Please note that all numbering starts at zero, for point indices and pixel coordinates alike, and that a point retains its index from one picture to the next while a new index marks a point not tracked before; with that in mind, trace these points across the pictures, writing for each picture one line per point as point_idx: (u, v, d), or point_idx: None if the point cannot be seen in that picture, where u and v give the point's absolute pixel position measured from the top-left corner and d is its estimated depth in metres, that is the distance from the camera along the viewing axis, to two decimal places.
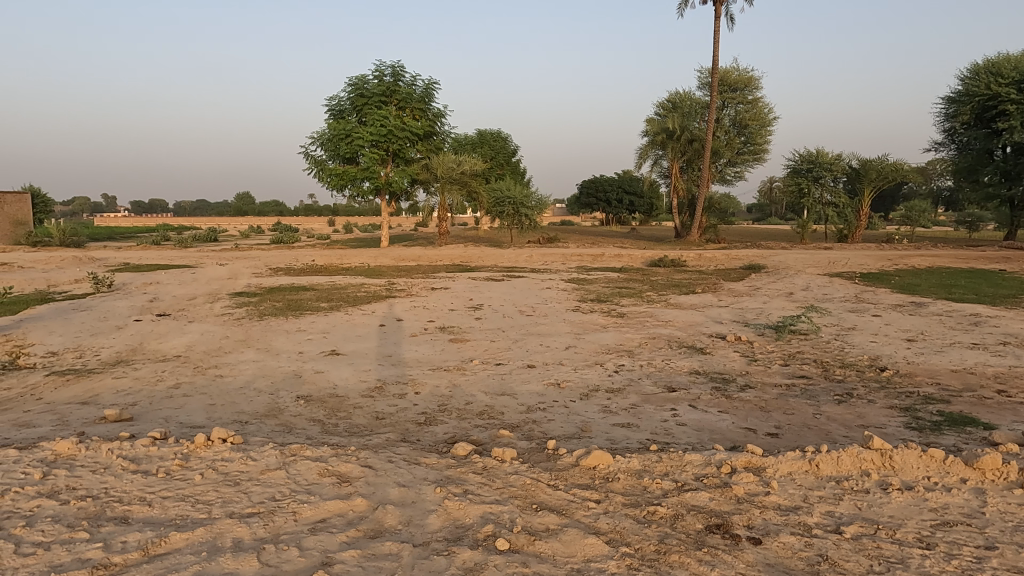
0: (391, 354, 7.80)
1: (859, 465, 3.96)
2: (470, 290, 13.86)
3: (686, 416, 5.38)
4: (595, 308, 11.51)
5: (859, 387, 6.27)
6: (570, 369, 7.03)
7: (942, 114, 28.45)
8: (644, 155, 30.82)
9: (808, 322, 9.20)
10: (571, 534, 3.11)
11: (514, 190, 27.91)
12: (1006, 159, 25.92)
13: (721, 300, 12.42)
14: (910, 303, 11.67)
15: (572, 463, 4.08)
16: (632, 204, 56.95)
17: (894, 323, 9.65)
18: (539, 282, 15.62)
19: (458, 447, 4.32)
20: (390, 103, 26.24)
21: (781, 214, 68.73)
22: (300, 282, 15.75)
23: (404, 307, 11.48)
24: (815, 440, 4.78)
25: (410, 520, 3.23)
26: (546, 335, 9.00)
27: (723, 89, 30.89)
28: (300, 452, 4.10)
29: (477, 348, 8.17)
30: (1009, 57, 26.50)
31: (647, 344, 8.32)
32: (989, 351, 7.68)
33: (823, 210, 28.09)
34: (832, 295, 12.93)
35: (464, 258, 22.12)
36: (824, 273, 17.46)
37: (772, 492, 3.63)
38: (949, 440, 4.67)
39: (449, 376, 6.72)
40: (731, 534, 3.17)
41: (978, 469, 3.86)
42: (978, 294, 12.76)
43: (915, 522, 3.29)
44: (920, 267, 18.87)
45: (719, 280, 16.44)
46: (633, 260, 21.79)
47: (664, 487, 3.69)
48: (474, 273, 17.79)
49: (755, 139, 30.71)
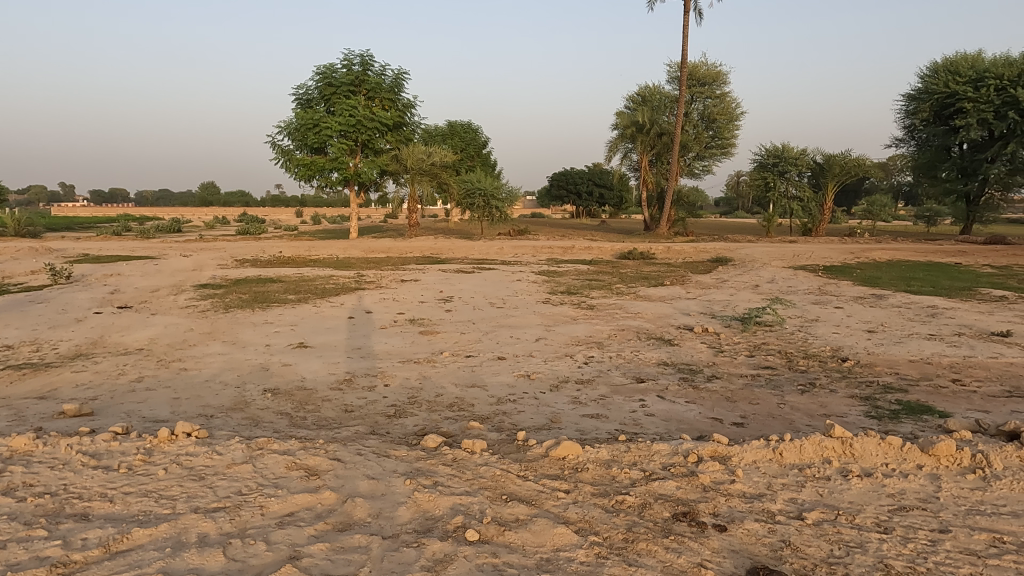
0: (360, 346, 7.74)
1: (821, 453, 4.07)
2: (440, 282, 13.82)
3: (654, 406, 5.45)
4: (565, 300, 11.58)
5: (822, 376, 6.45)
6: (540, 361, 7.06)
7: (902, 111, 29.16)
8: (614, 148, 31.04)
9: (773, 314, 9.40)
10: (541, 524, 3.13)
11: (484, 182, 27.87)
12: (963, 155, 26.86)
13: (688, 293, 12.60)
14: (871, 295, 11.97)
15: (542, 454, 4.10)
16: (603, 197, 57.60)
17: (855, 315, 9.91)
18: (509, 275, 15.65)
19: (428, 439, 4.30)
20: (359, 93, 25.96)
21: (749, 206, 70.11)
22: (267, 273, 15.54)
23: (373, 299, 11.42)
24: (780, 429, 4.89)
25: (379, 513, 3.21)
26: (516, 327, 9.03)
27: (691, 83, 31.17)
28: (267, 446, 4.04)
29: (447, 340, 8.18)
30: (966, 55, 27.29)
31: (616, 336, 8.40)
32: (944, 342, 7.92)
33: (788, 203, 28.62)
34: (796, 287, 13.25)
35: (435, 250, 22.00)
36: (789, 265, 17.87)
37: (737, 480, 3.70)
38: (906, 428, 4.82)
39: (420, 369, 6.68)
40: (698, 522, 3.22)
41: (934, 455, 3.99)
42: (935, 287, 13.20)
43: (873, 507, 3.39)
44: (880, 260, 19.41)
45: (687, 272, 16.68)
46: (603, 252, 21.95)
47: (631, 477, 3.74)
48: (444, 265, 17.75)
49: (723, 133, 31.00)
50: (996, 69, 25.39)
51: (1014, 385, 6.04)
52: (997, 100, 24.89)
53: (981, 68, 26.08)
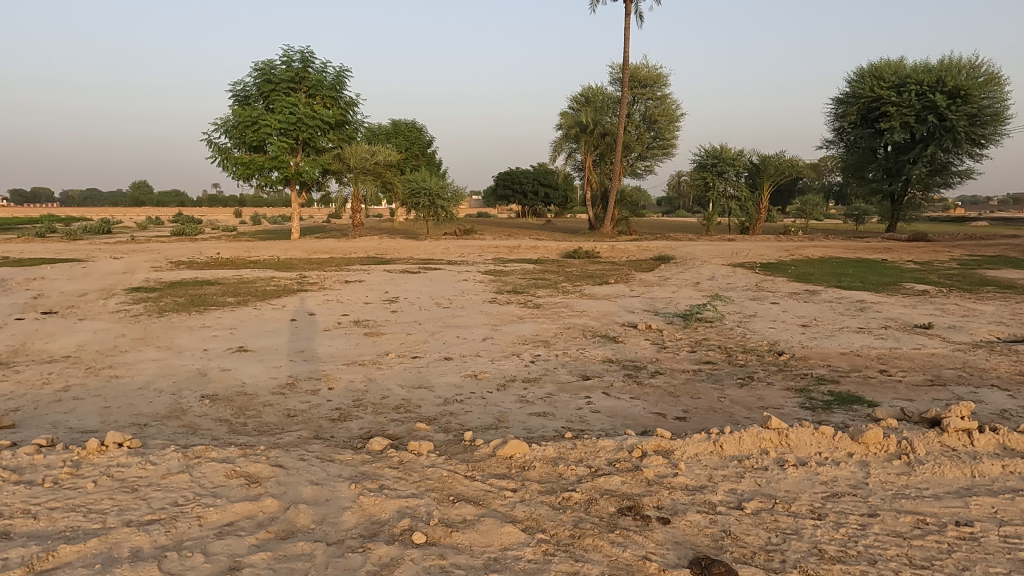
0: (303, 349, 7.57)
1: (759, 444, 4.20)
2: (386, 283, 13.63)
3: (600, 403, 5.53)
4: (511, 299, 11.60)
5: (760, 370, 6.66)
6: (487, 360, 7.05)
7: (831, 114, 30.29)
8: (558, 149, 31.32)
9: (713, 310, 9.66)
10: (488, 524, 3.13)
11: (429, 181, 27.71)
12: (888, 157, 28.27)
13: (632, 290, 12.83)
14: (804, 291, 12.43)
15: (489, 453, 4.10)
16: (548, 197, 58.05)
17: (790, 310, 10.29)
18: (455, 274, 15.57)
19: (373, 442, 4.24)
20: (299, 90, 25.38)
21: (689, 205, 71.92)
22: (204, 275, 15.03)
23: (316, 301, 11.19)
24: (720, 422, 5.03)
25: (323, 519, 3.15)
26: (463, 327, 9.00)
27: (633, 84, 31.71)
28: (204, 454, 3.90)
29: (393, 341, 8.07)
30: (889, 61, 28.54)
31: (562, 334, 8.47)
32: (873, 334, 8.31)
33: (727, 203, 29.61)
34: (735, 284, 13.66)
35: (379, 250, 21.70)
36: (727, 263, 18.40)
37: (680, 473, 3.79)
38: (838, 417, 5.04)
39: (365, 371, 6.58)
40: (642, 515, 3.28)
41: (863, 443, 4.18)
42: (864, 282, 13.81)
43: (809, 495, 3.53)
44: (813, 257, 20.20)
45: (631, 270, 16.96)
46: (548, 251, 22.09)
47: (578, 473, 3.78)
48: (390, 266, 17.53)
49: (664, 134, 31.69)
50: (916, 76, 26.85)
51: (935, 374, 6.39)
52: (918, 104, 26.46)
53: (902, 73, 27.42)
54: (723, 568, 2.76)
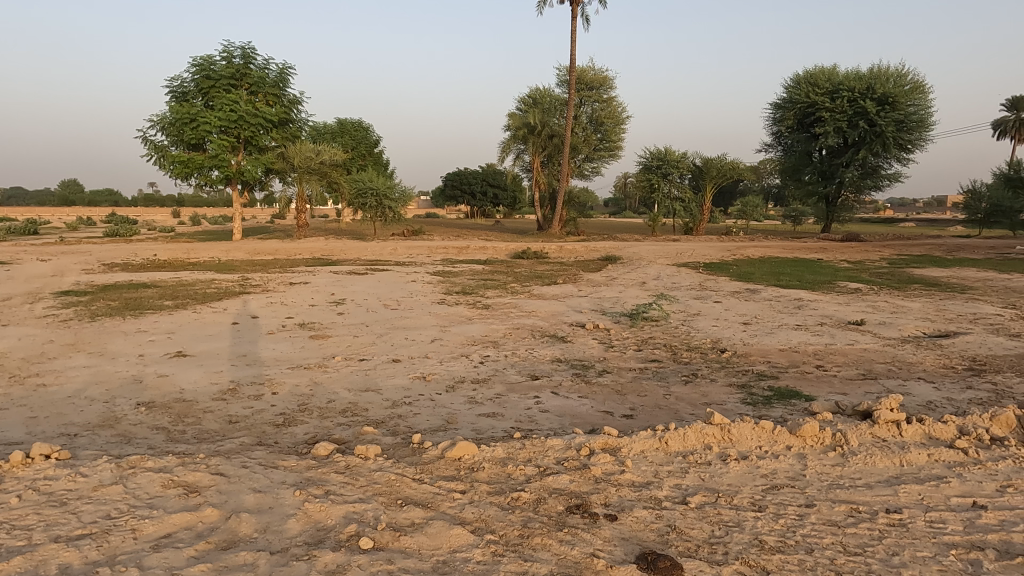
0: (246, 354, 7.36)
1: (703, 440, 4.30)
2: (332, 285, 13.40)
3: (549, 402, 5.57)
4: (460, 300, 11.56)
5: (704, 367, 6.83)
6: (435, 362, 7.00)
7: (770, 118, 31.34)
8: (506, 149, 31.39)
9: (659, 310, 9.85)
10: (437, 526, 3.10)
11: (376, 181, 27.37)
12: (823, 160, 29.41)
13: (580, 290, 12.98)
14: (745, 290, 12.81)
15: (438, 456, 4.07)
16: (497, 197, 58.15)
17: (733, 308, 10.59)
18: (404, 275, 15.40)
19: (318, 447, 4.16)
20: (240, 87, 24.68)
21: (636, 206, 73.23)
22: (140, 278, 14.46)
23: (259, 303, 10.91)
24: (666, 419, 5.14)
25: (266, 527, 3.07)
26: (412, 329, 8.91)
27: (580, 87, 32.04)
28: (139, 464, 3.75)
29: (339, 344, 7.93)
30: (823, 68, 29.68)
31: (511, 335, 8.50)
32: (809, 331, 8.63)
33: (671, 204, 29.91)
34: (680, 284, 13.98)
35: (325, 251, 21.32)
36: (672, 263, 18.82)
37: (627, 470, 3.84)
38: (778, 412, 5.20)
39: (310, 374, 6.45)
40: (590, 513, 3.31)
41: (801, 436, 4.33)
42: (802, 281, 14.33)
43: (749, 488, 3.63)
44: (753, 257, 20.84)
45: (579, 270, 17.17)
46: (497, 252, 22.12)
47: (527, 473, 3.79)
48: (336, 267, 17.24)
49: (610, 136, 32.17)
50: (848, 83, 27.98)
51: (867, 369, 6.68)
52: (850, 111, 27.61)
53: (836, 80, 28.54)
54: (668, 562, 2.81)
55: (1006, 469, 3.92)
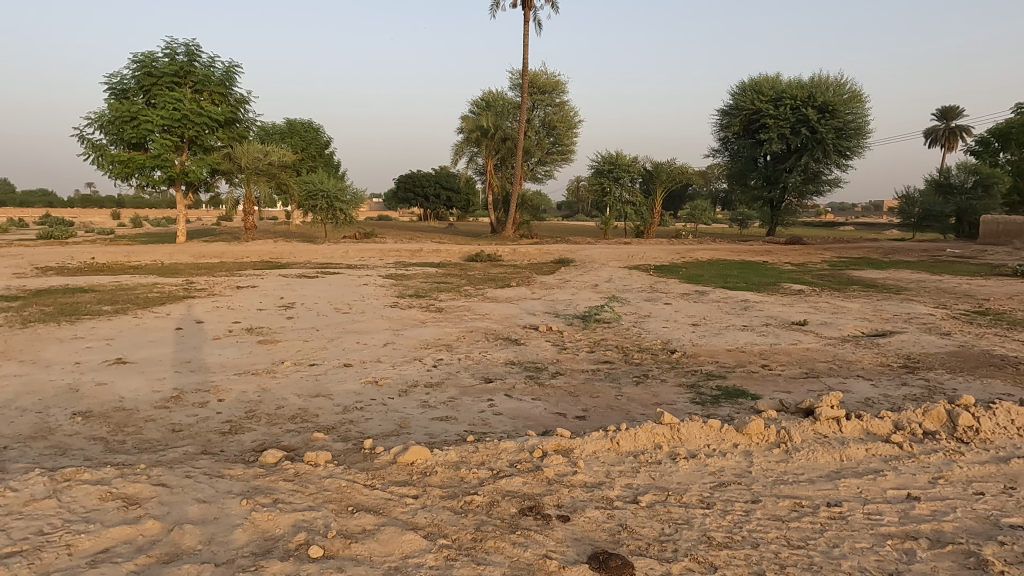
0: (190, 359, 7.13)
1: (653, 439, 4.37)
2: (281, 288, 13.11)
3: (502, 405, 5.57)
4: (413, 303, 11.48)
5: (655, 368, 6.96)
6: (388, 366, 6.92)
7: (717, 124, 32.20)
8: (459, 152, 31.32)
9: (610, 312, 9.99)
10: (388, 532, 3.07)
11: (327, 183, 26.97)
12: (768, 166, 30.35)
13: (534, 293, 13.03)
14: (694, 292, 13.09)
15: (390, 461, 4.03)
16: (450, 200, 57.96)
17: (682, 310, 10.82)
18: (356, 278, 15.18)
19: (266, 455, 4.06)
20: (184, 85, 23.94)
21: (588, 210, 74.10)
22: (76, 282, 13.83)
23: (205, 308, 10.59)
24: (617, 419, 5.21)
25: (212, 538, 2.98)
26: (364, 332, 8.79)
27: (532, 90, 32.23)
28: (75, 476, 3.59)
29: (288, 349, 7.76)
30: (767, 76, 30.66)
31: (465, 338, 8.48)
32: (755, 332, 8.88)
33: (622, 208, 30.67)
34: (631, 286, 14.21)
35: (274, 254, 20.85)
36: (623, 265, 19.10)
37: (579, 471, 3.88)
38: (725, 410, 5.34)
39: (258, 381, 6.29)
40: (542, 514, 3.33)
41: (746, 434, 4.46)
42: (747, 283, 14.74)
43: (698, 486, 3.71)
44: (701, 260, 21.35)
45: (533, 273, 17.23)
46: (451, 255, 22.04)
47: (480, 476, 3.79)
48: (285, 270, 16.88)
49: (563, 140, 32.47)
50: (791, 91, 28.98)
51: (810, 367, 6.92)
52: (793, 118, 28.60)
53: (779, 88, 29.52)
54: (620, 561, 2.85)
55: (937, 462, 4.11)
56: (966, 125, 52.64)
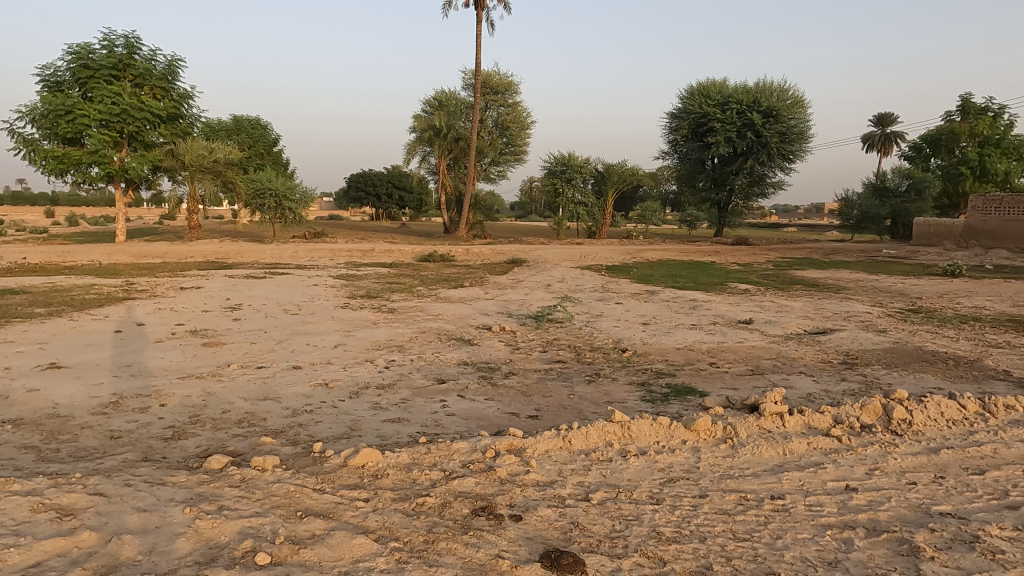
0: (130, 364, 6.86)
1: (604, 437, 4.43)
2: (227, 289, 12.75)
3: (455, 406, 5.55)
4: (364, 304, 11.33)
5: (606, 367, 7.04)
6: (338, 368, 6.81)
7: (666, 127, 32.80)
8: (411, 151, 31.04)
9: (563, 312, 10.07)
10: (339, 537, 3.02)
11: (275, 182, 26.39)
12: (715, 168, 31.08)
13: (487, 293, 13.02)
14: (645, 291, 13.30)
15: (340, 464, 3.97)
16: (402, 200, 57.47)
17: (633, 309, 10.99)
18: (305, 279, 14.87)
19: (211, 461, 3.94)
20: (123, 79, 23.03)
21: (541, 210, 74.56)
22: (6, 283, 13.15)
23: (146, 310, 10.21)
24: (570, 418, 5.25)
25: (152, 548, 2.87)
26: (313, 334, 8.63)
27: (485, 91, 32.19)
28: (4, 488, 3.41)
29: (235, 352, 7.55)
30: (714, 81, 31.42)
31: (417, 338, 8.41)
32: (704, 330, 9.08)
33: (575, 208, 30.97)
34: (583, 286, 14.35)
35: (219, 254, 20.26)
36: (576, 265, 19.27)
37: (531, 470, 3.89)
38: (674, 408, 5.45)
39: (203, 385, 6.09)
40: (495, 514, 3.33)
41: (694, 430, 4.56)
42: (696, 283, 15.08)
43: (648, 482, 3.78)
44: (652, 260, 21.72)
45: (486, 274, 17.21)
46: (404, 255, 21.84)
47: (432, 478, 3.77)
48: (232, 270, 16.44)
49: (516, 140, 32.57)
50: (737, 96, 29.76)
51: (755, 364, 7.12)
52: (739, 122, 29.37)
53: (726, 93, 30.28)
54: (571, 558, 2.87)
55: (873, 454, 4.29)
56: (901, 132, 55.01)
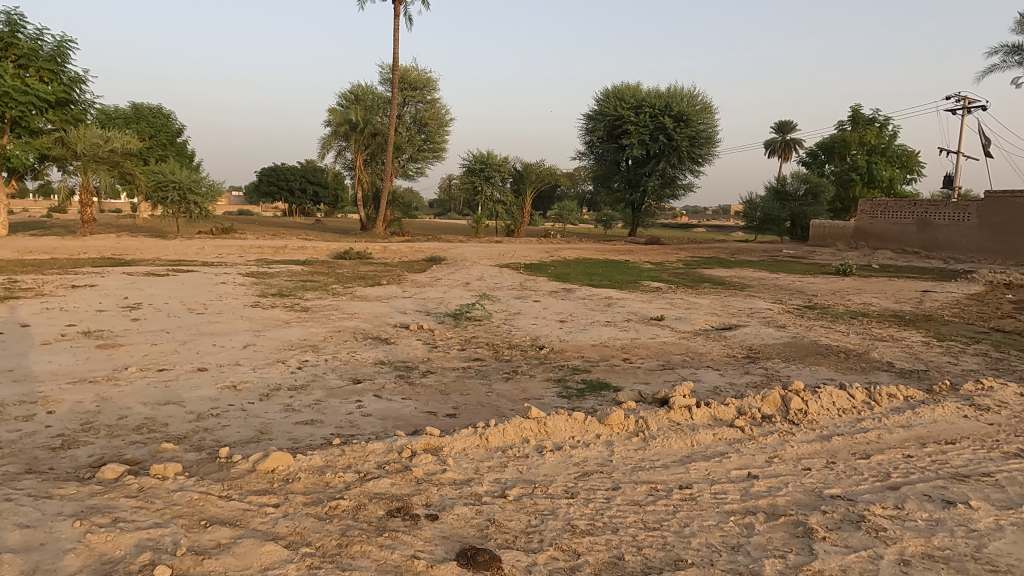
0: (13, 368, 6.32)
1: (521, 434, 4.47)
2: (125, 287, 11.99)
3: (371, 406, 5.45)
4: (276, 303, 10.96)
5: (523, 364, 7.11)
6: (247, 369, 6.55)
7: (582, 129, 33.41)
8: (326, 146, 30.14)
9: (481, 310, 10.09)
10: (246, 545, 2.90)
11: (179, 174, 25.15)
12: (629, 170, 31.94)
13: (404, 291, 12.85)
14: (562, 289, 13.53)
15: (248, 469, 3.81)
16: (317, 195, 55.96)
17: (550, 307, 11.17)
18: (212, 277, 14.20)
19: (105, 470, 3.70)
20: (4, 59, 21.16)
21: (460, 208, 74.49)
22: None
23: (32, 310, 9.45)
24: (487, 415, 5.28)
25: (37, 567, 2.66)
26: (221, 334, 8.24)
27: (403, 86, 31.70)
28: None
29: (133, 354, 7.11)
30: (628, 85, 32.23)
31: (332, 338, 8.19)
32: (618, 327, 9.34)
33: (494, 207, 30.86)
34: (501, 284, 14.46)
35: (116, 250, 18.99)
36: (494, 263, 19.40)
37: (448, 469, 3.88)
38: (590, 403, 5.57)
39: (97, 390, 5.70)
40: (411, 515, 3.30)
41: (608, 425, 4.68)
42: (611, 281, 15.49)
43: (563, 476, 3.84)
44: (568, 258, 22.14)
45: (403, 271, 17.00)
46: (318, 252, 21.25)
47: (346, 480, 3.68)
48: (130, 267, 15.46)
49: (434, 137, 32.34)
50: (650, 100, 30.71)
51: (666, 359, 7.39)
52: (652, 125, 30.37)
53: (639, 96, 31.13)
54: (488, 555, 2.88)
55: (773, 442, 4.53)
56: (798, 139, 58.53)
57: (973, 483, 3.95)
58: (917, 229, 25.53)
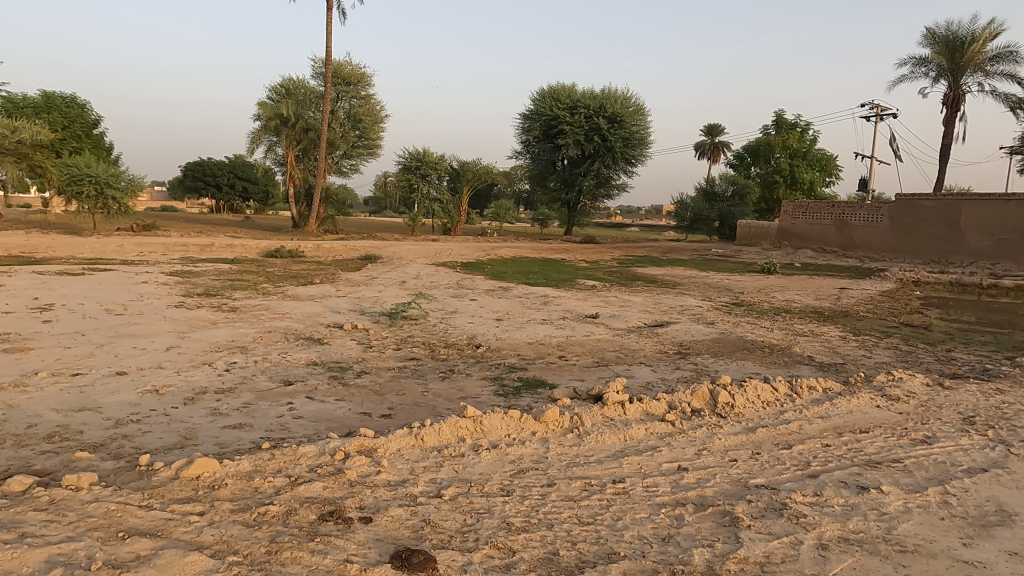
0: None
1: (457, 433, 4.46)
2: (35, 287, 11.26)
3: (303, 408, 5.31)
4: (202, 303, 10.53)
5: (460, 363, 7.08)
6: (171, 372, 6.27)
7: (518, 128, 33.57)
8: (256, 140, 29.22)
9: (417, 309, 9.99)
10: (167, 556, 2.77)
11: (96, 167, 23.75)
12: (565, 169, 32.31)
13: (338, 290, 12.59)
14: (498, 288, 13.56)
15: (171, 476, 3.64)
16: (246, 190, 54.14)
17: (487, 306, 11.17)
18: (133, 276, 13.51)
19: (11, 483, 3.46)
20: None
21: (396, 206, 73.64)
22: None
23: None
24: (423, 415, 5.23)
25: None
26: (142, 336, 7.86)
27: (336, 81, 31.07)
28: None
29: (44, 358, 6.68)
30: (564, 85, 32.60)
31: (262, 339, 7.94)
32: (554, 325, 9.43)
33: (430, 204, 30.61)
34: (438, 282, 14.38)
35: (25, 247, 17.81)
36: (431, 262, 19.26)
37: (383, 470, 3.83)
38: (525, 401, 5.60)
39: (1, 397, 5.32)
40: (343, 518, 3.23)
41: (543, 422, 4.72)
42: (547, 279, 15.63)
43: (499, 474, 3.85)
44: (505, 257, 22.23)
45: (337, 270, 16.65)
46: (247, 250, 20.56)
47: (276, 485, 3.58)
48: (42, 266, 14.54)
49: (369, 134, 31.86)
50: (585, 101, 31.17)
51: (601, 356, 7.52)
52: (586, 126, 30.87)
53: (575, 97, 31.54)
54: (423, 556, 2.85)
55: (702, 436, 4.68)
56: (726, 142, 60.63)
57: (884, 468, 4.19)
58: (836, 229, 26.83)
